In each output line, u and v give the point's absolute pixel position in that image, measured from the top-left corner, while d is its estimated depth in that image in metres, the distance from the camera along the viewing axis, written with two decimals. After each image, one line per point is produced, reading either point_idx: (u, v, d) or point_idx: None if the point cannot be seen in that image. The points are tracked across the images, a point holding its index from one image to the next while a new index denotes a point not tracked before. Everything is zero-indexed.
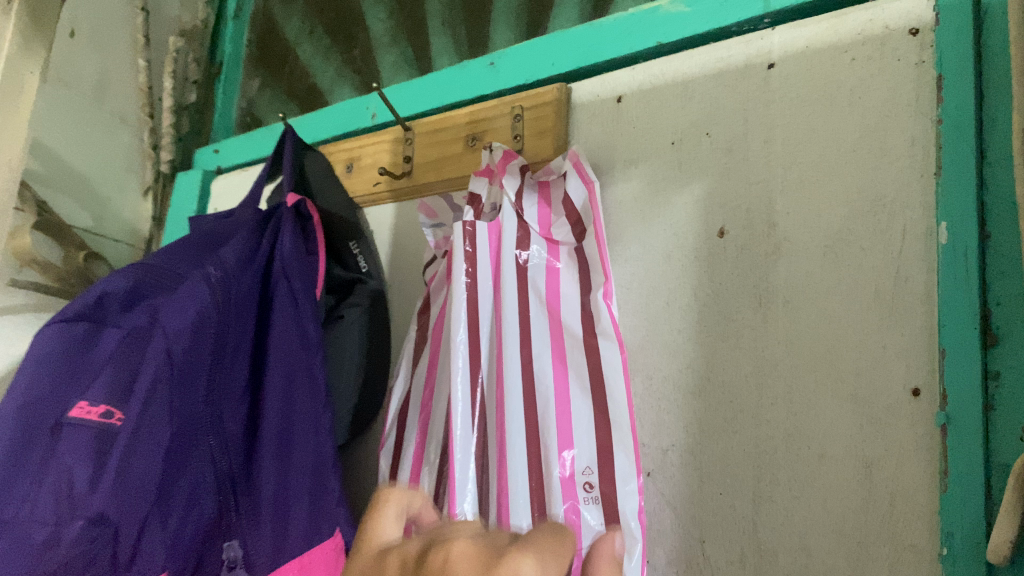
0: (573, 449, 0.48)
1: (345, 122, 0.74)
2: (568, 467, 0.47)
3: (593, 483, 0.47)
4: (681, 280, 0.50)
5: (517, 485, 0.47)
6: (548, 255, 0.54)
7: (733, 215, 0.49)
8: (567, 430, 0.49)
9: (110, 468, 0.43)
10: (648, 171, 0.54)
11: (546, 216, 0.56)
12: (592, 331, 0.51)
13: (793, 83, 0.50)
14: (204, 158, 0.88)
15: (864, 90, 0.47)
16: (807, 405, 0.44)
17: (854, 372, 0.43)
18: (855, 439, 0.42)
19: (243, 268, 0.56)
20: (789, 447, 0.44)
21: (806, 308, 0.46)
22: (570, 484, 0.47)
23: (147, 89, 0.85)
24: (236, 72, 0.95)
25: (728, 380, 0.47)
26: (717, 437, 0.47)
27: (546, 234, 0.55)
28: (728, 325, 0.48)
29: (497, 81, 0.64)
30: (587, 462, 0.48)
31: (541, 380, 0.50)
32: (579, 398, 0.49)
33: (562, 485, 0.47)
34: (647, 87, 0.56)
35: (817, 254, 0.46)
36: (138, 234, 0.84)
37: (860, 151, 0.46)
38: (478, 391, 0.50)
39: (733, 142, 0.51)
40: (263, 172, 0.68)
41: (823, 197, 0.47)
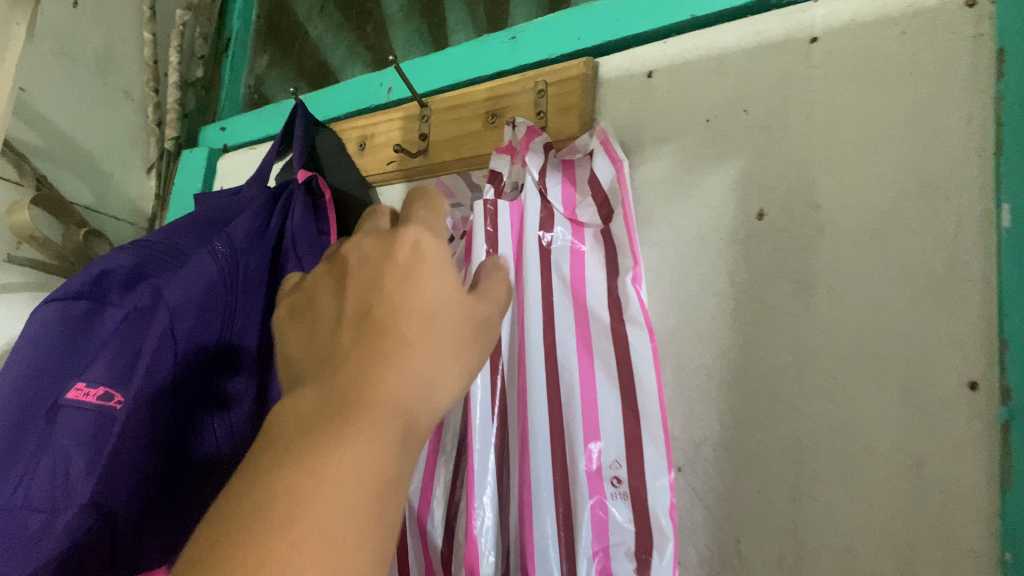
0: (599, 442, 0.45)
1: (358, 98, 0.71)
2: (594, 461, 0.45)
3: (621, 478, 0.44)
4: (715, 265, 0.48)
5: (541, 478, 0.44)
6: (572, 237, 0.52)
7: (771, 196, 0.46)
8: (593, 423, 0.46)
9: (107, 456, 0.41)
10: (681, 148, 0.51)
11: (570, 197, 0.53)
12: (620, 317, 0.48)
13: (837, 57, 0.46)
14: (210, 135, 0.85)
15: (915, 64, 0.44)
16: (851, 398, 0.41)
17: (903, 364, 0.40)
18: (904, 434, 0.40)
19: (252, 244, 0.53)
20: (832, 442, 0.41)
21: (850, 295, 0.43)
22: (597, 478, 0.44)
23: (153, 63, 0.82)
24: (244, 49, 0.91)
25: (766, 370, 0.44)
26: (754, 431, 0.44)
27: (571, 216, 0.52)
28: (765, 313, 0.45)
29: (519, 56, 0.61)
30: (614, 455, 0.45)
31: (565, 368, 0.48)
32: (605, 388, 0.47)
33: (587, 479, 0.44)
34: (679, 62, 0.53)
35: (863, 238, 0.43)
36: (140, 213, 0.82)
37: (910, 128, 0.43)
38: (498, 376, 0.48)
39: (771, 119, 0.47)
40: (273, 149, 0.65)
41: (869, 177, 0.44)
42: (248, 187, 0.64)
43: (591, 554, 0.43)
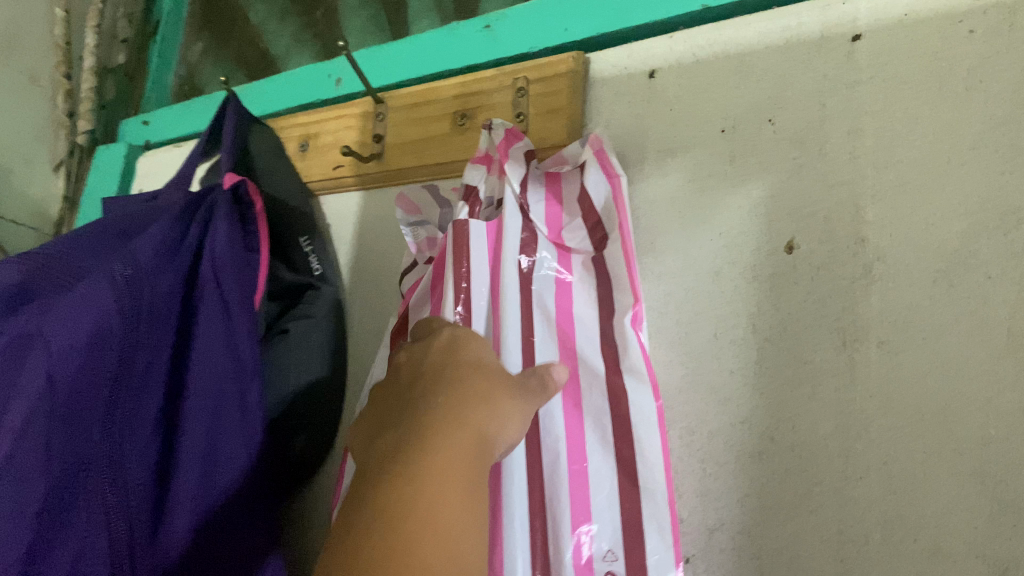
0: (591, 526, 0.36)
1: (303, 91, 0.61)
2: (583, 551, 0.36)
3: (617, 573, 0.35)
4: (735, 307, 0.39)
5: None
6: (558, 266, 0.42)
7: (807, 225, 0.38)
8: (585, 508, 0.37)
9: None
10: (691, 164, 0.43)
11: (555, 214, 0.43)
12: (615, 365, 0.39)
13: (887, 61, 0.38)
14: (131, 129, 0.74)
15: (987, 71, 0.36)
16: (911, 483, 0.33)
17: (979, 443, 0.32)
18: (982, 533, 0.31)
19: (161, 264, 0.43)
20: (886, 537, 0.33)
21: (909, 350, 0.34)
22: (586, 574, 0.35)
23: (65, 44, 0.71)
24: (176, 34, 0.81)
25: (801, 441, 0.36)
26: (785, 517, 0.35)
27: (556, 237, 0.43)
28: (799, 369, 0.37)
29: (495, 48, 0.52)
30: (609, 542, 0.36)
31: (549, 430, 0.38)
32: (598, 456, 0.38)
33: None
34: (688, 60, 0.44)
35: (925, 282, 0.35)
36: (45, 217, 0.71)
37: (983, 148, 0.35)
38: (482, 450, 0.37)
39: (805, 133, 0.40)
40: (198, 146, 0.55)
41: (930, 207, 0.36)
42: (166, 192, 0.54)
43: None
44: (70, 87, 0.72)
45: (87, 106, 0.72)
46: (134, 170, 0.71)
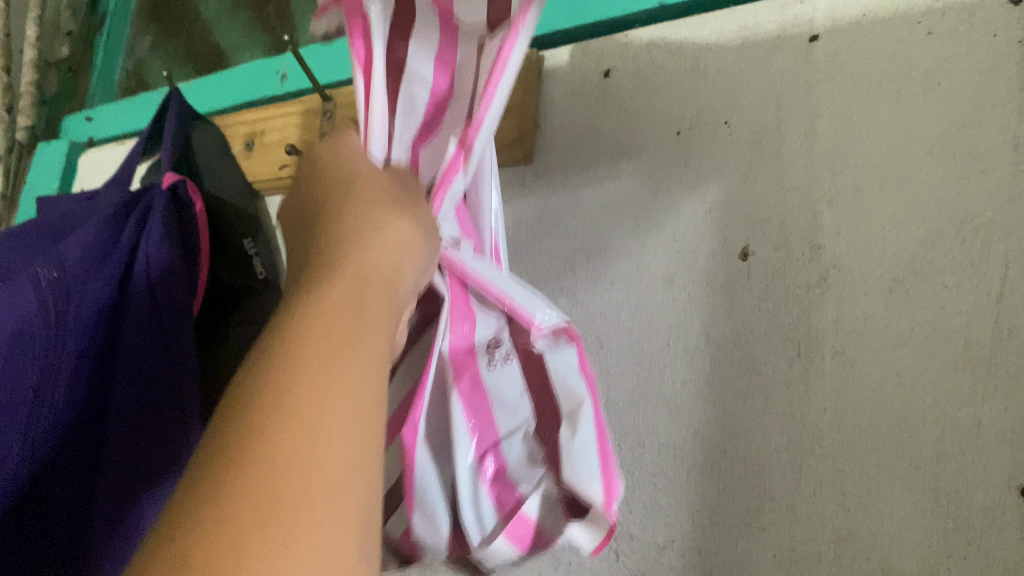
0: (468, 308, 0.32)
1: (249, 87, 0.59)
2: (460, 338, 0.32)
3: (497, 356, 0.33)
4: (688, 315, 0.38)
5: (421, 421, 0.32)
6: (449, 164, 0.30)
7: (761, 230, 0.37)
8: (470, 309, 0.32)
9: None
10: (645, 166, 0.41)
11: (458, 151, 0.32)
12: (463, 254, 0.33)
13: (845, 61, 0.37)
14: (72, 125, 0.71)
15: (945, 73, 0.35)
16: (864, 499, 0.32)
17: (933, 459, 0.31)
18: (935, 553, 0.30)
19: (91, 269, 0.38)
20: (838, 555, 0.32)
21: (865, 362, 0.33)
22: (466, 360, 0.33)
23: (5, 37, 0.68)
24: (123, 29, 0.78)
25: (752, 455, 0.35)
26: (736, 535, 0.34)
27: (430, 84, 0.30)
28: (751, 380, 0.36)
29: None
30: (492, 329, 0.33)
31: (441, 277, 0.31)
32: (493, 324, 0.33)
33: (451, 360, 0.32)
34: (643, 59, 0.43)
35: (880, 291, 0.34)
36: None
37: (940, 153, 0.34)
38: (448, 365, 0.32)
39: (760, 134, 0.38)
40: (137, 144, 0.53)
41: (885, 214, 0.34)
42: (105, 194, 0.52)
43: (478, 474, 0.33)
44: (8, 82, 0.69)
45: (26, 101, 0.69)
46: (75, 167, 0.68)
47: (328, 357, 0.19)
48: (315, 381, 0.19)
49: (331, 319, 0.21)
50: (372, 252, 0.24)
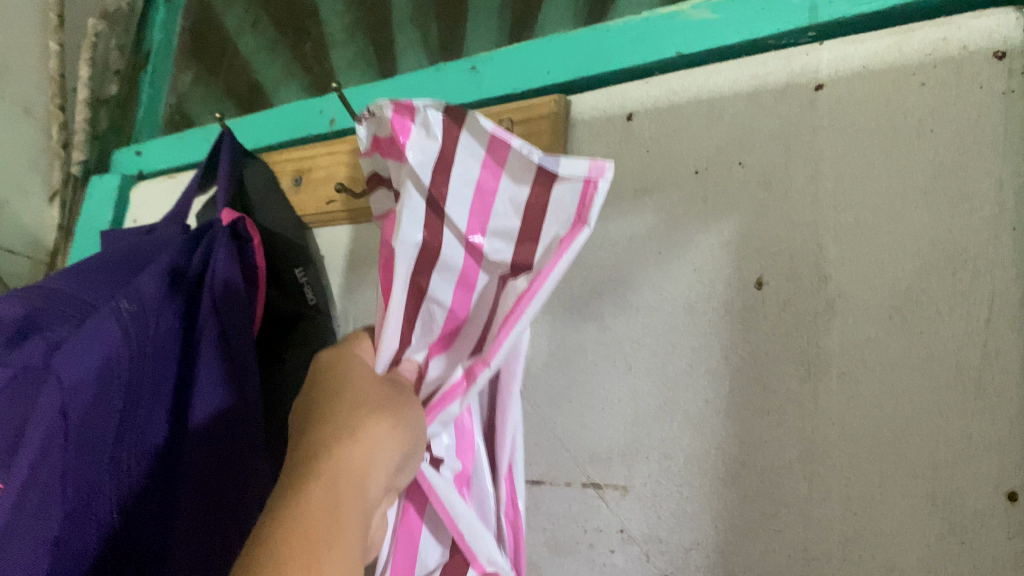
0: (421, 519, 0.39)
1: (295, 126, 0.63)
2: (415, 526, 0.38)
3: None
4: (708, 339, 0.42)
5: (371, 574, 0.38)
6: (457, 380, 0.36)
7: (773, 263, 0.41)
8: (412, 548, 0.38)
9: None
10: (666, 203, 0.45)
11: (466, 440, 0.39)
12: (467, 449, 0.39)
13: (846, 109, 0.41)
14: (123, 159, 0.76)
15: (937, 121, 0.39)
16: (869, 504, 0.36)
17: (930, 468, 0.35)
18: (932, 550, 0.34)
19: (164, 303, 0.45)
20: (847, 554, 0.36)
21: (867, 381, 0.37)
22: None
23: (59, 78, 0.73)
24: (167, 65, 0.81)
25: (769, 465, 0.39)
26: (755, 537, 0.38)
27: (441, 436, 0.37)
28: (766, 398, 0.40)
29: (480, 89, 0.54)
30: (435, 556, 0.39)
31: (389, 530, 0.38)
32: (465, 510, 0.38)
33: (394, 545, 0.38)
34: (663, 103, 0.47)
35: (880, 318, 0.38)
36: (40, 245, 0.73)
37: (933, 194, 0.38)
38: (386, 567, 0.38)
39: (771, 175, 0.42)
40: (195, 179, 0.57)
41: (885, 248, 0.39)
42: (163, 226, 0.56)
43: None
44: (64, 119, 0.74)
45: (81, 137, 0.75)
46: (128, 199, 0.73)
47: (323, 541, 0.24)
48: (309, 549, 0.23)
49: (314, 517, 0.25)
50: (351, 449, 0.28)
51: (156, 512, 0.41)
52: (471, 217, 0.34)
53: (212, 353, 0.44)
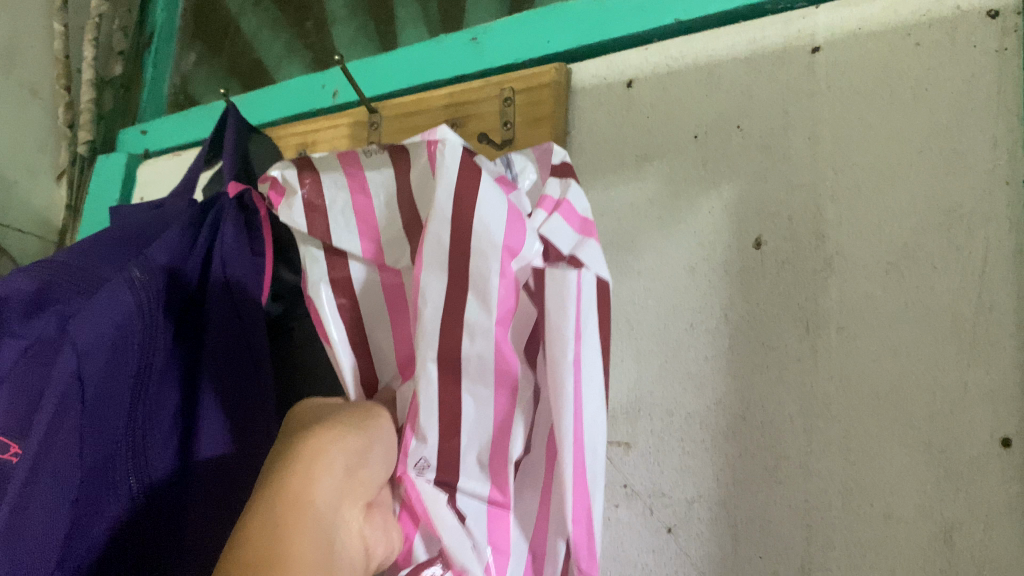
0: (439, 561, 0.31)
1: (299, 101, 0.64)
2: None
3: None
4: (708, 299, 0.43)
5: None
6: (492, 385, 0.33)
7: (772, 223, 0.42)
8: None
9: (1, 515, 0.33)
10: (667, 168, 0.46)
11: (557, 525, 0.34)
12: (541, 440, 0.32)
13: (843, 72, 0.42)
14: (129, 139, 0.77)
15: (932, 81, 0.39)
16: (868, 454, 0.37)
17: (927, 418, 0.36)
18: (929, 498, 0.35)
19: (174, 270, 0.45)
20: (847, 504, 0.37)
21: (865, 336, 0.38)
22: None
23: (63, 58, 0.74)
24: (168, 46, 0.84)
25: (770, 420, 0.40)
26: (756, 489, 0.39)
27: (507, 502, 0.33)
28: (766, 355, 0.40)
29: (483, 60, 0.55)
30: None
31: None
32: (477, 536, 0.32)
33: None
34: (663, 70, 0.48)
35: (877, 274, 0.39)
36: (49, 225, 0.75)
37: (928, 153, 0.39)
38: None
39: (770, 138, 0.43)
40: (202, 153, 0.58)
41: (882, 206, 0.39)
42: (171, 200, 0.57)
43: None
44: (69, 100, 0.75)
45: (86, 117, 0.75)
46: (135, 177, 0.74)
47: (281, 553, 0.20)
48: None
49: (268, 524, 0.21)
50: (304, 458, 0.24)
51: (173, 499, 0.42)
52: (366, 243, 0.34)
53: (219, 340, 0.44)
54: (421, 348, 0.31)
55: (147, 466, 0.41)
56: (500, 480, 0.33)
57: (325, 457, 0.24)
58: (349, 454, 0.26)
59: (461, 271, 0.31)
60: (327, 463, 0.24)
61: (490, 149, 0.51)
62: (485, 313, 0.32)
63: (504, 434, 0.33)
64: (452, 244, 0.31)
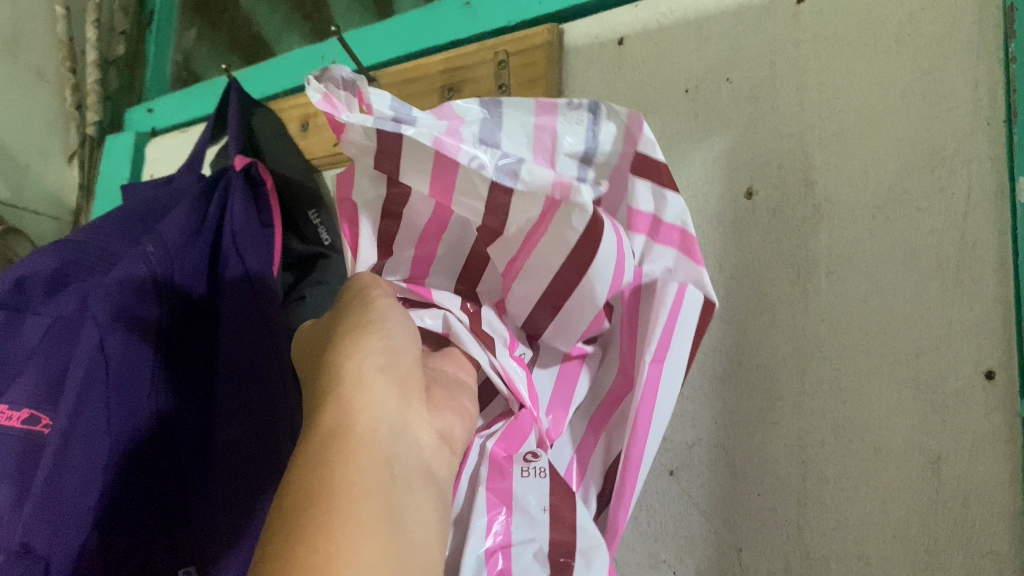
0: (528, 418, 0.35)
1: (302, 73, 0.67)
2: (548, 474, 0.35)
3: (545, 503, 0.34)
4: (702, 249, 0.44)
5: (475, 515, 0.33)
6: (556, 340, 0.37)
7: (762, 173, 0.43)
8: (505, 494, 0.34)
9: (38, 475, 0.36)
10: (659, 124, 0.47)
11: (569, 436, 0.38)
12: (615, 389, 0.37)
13: (828, 21, 0.43)
14: (135, 117, 0.79)
15: (914, 27, 0.40)
16: (859, 392, 0.38)
17: (913, 354, 0.37)
18: (916, 430, 0.36)
19: (189, 241, 0.48)
20: (839, 440, 0.38)
21: (854, 279, 0.39)
22: (498, 487, 0.34)
23: (67, 40, 0.77)
24: (169, 23, 0.87)
25: (764, 363, 0.41)
26: (754, 430, 0.41)
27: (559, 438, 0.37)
28: (761, 301, 0.42)
29: (477, 24, 0.56)
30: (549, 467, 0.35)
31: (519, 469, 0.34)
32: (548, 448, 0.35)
33: (488, 465, 0.34)
34: (652, 27, 0.49)
35: (864, 218, 0.40)
36: (62, 206, 0.78)
37: (911, 98, 0.39)
38: (487, 484, 0.34)
39: (758, 89, 0.44)
40: (206, 129, 0.59)
41: (867, 153, 0.40)
42: (180, 175, 0.58)
43: (484, 561, 0.32)
44: (76, 82, 0.78)
45: (93, 98, 0.78)
46: (143, 155, 0.76)
47: (345, 460, 0.23)
48: (330, 516, 0.21)
49: (338, 443, 0.24)
50: (341, 380, 0.27)
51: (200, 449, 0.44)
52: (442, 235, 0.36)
53: (234, 309, 0.46)
54: (561, 341, 0.37)
55: (172, 421, 0.43)
56: (600, 416, 0.38)
57: (362, 373, 0.27)
58: (385, 360, 0.29)
59: (585, 262, 0.33)
60: (370, 377, 0.27)
61: None
62: (602, 279, 0.34)
63: (613, 400, 0.37)
64: (581, 243, 0.33)
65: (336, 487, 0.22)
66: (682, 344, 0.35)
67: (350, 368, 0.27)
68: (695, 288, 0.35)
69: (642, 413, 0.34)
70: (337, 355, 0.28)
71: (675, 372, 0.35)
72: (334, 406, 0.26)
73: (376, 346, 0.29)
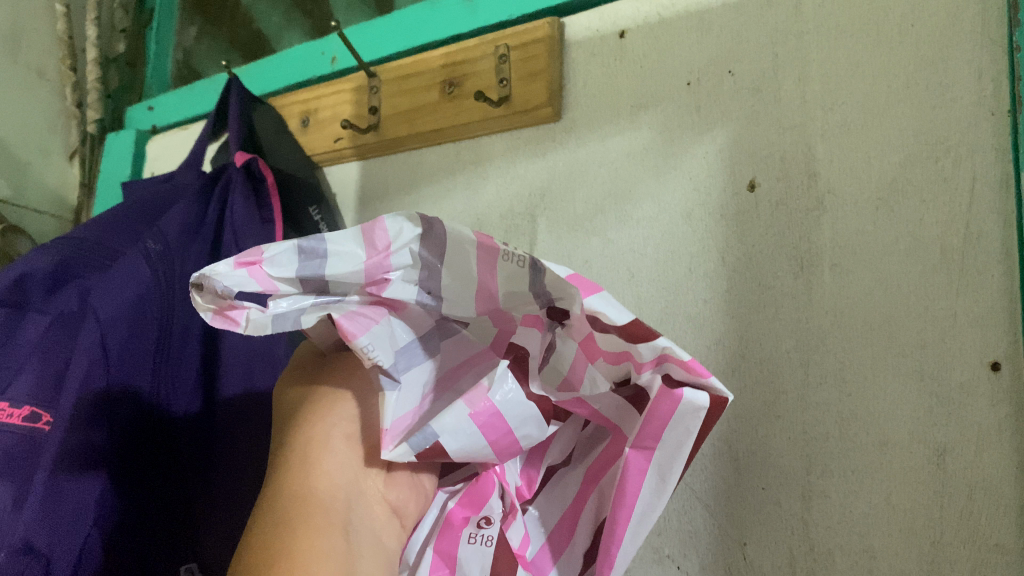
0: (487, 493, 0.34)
1: (303, 70, 0.67)
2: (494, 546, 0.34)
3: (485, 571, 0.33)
4: (704, 242, 0.44)
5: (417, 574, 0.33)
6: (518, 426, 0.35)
7: (765, 164, 0.43)
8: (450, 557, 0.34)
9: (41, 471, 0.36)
10: (660, 117, 0.47)
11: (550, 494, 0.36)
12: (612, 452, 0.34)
13: (830, 12, 0.42)
14: (136, 116, 0.79)
15: (917, 17, 0.40)
16: (863, 384, 0.38)
17: (918, 346, 0.37)
18: (921, 422, 0.36)
19: (188, 239, 0.48)
20: (843, 433, 0.38)
21: (857, 271, 0.39)
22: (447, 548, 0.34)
23: (67, 39, 0.77)
24: (170, 20, 0.87)
25: (767, 356, 0.41)
26: (758, 424, 0.41)
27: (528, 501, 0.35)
28: (763, 293, 0.42)
29: (477, 19, 0.56)
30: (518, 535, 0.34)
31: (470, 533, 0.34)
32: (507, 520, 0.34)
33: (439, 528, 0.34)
34: (653, 20, 0.49)
35: (868, 209, 0.39)
36: (63, 204, 0.78)
37: (914, 87, 0.39)
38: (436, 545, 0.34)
39: (761, 81, 0.44)
40: (206, 126, 0.59)
41: (871, 144, 0.40)
42: (179, 172, 0.58)
43: None
44: (77, 80, 0.78)
45: (94, 96, 0.78)
46: (143, 152, 0.76)
47: (297, 531, 0.25)
48: None
49: (292, 513, 0.26)
50: (303, 446, 0.28)
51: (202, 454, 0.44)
52: None
53: None
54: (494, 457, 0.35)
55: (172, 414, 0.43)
56: (589, 477, 0.35)
57: (326, 438, 0.29)
58: (350, 427, 0.30)
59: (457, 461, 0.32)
60: (331, 445, 0.29)
61: (487, 107, 0.52)
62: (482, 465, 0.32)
63: (607, 458, 0.34)
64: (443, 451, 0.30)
65: (286, 559, 0.24)
66: (672, 439, 0.31)
67: (307, 439, 0.29)
68: (687, 400, 0.30)
69: (619, 502, 0.31)
70: (303, 418, 0.30)
71: (661, 461, 0.31)
72: (293, 477, 0.27)
73: (348, 409, 0.30)
